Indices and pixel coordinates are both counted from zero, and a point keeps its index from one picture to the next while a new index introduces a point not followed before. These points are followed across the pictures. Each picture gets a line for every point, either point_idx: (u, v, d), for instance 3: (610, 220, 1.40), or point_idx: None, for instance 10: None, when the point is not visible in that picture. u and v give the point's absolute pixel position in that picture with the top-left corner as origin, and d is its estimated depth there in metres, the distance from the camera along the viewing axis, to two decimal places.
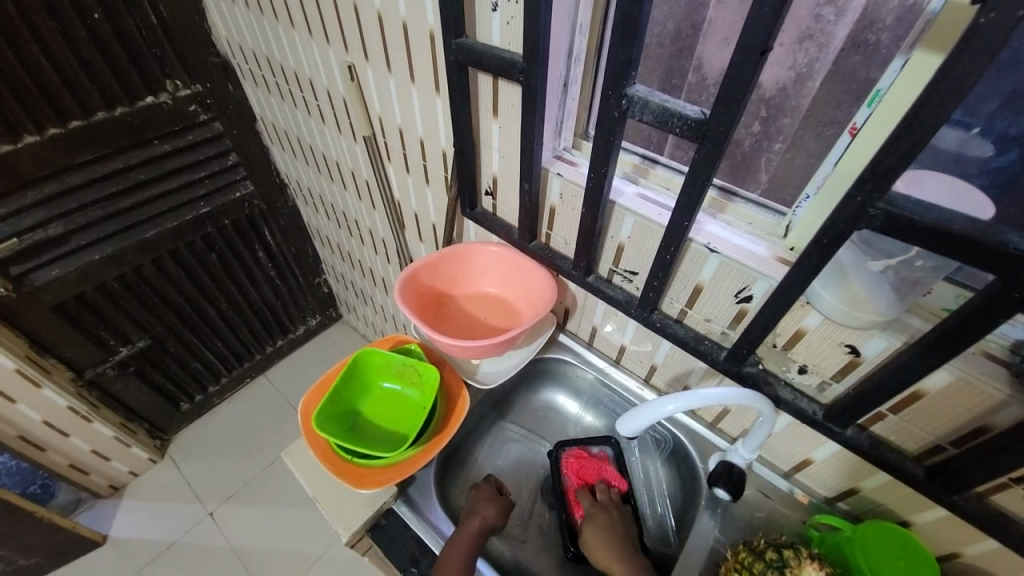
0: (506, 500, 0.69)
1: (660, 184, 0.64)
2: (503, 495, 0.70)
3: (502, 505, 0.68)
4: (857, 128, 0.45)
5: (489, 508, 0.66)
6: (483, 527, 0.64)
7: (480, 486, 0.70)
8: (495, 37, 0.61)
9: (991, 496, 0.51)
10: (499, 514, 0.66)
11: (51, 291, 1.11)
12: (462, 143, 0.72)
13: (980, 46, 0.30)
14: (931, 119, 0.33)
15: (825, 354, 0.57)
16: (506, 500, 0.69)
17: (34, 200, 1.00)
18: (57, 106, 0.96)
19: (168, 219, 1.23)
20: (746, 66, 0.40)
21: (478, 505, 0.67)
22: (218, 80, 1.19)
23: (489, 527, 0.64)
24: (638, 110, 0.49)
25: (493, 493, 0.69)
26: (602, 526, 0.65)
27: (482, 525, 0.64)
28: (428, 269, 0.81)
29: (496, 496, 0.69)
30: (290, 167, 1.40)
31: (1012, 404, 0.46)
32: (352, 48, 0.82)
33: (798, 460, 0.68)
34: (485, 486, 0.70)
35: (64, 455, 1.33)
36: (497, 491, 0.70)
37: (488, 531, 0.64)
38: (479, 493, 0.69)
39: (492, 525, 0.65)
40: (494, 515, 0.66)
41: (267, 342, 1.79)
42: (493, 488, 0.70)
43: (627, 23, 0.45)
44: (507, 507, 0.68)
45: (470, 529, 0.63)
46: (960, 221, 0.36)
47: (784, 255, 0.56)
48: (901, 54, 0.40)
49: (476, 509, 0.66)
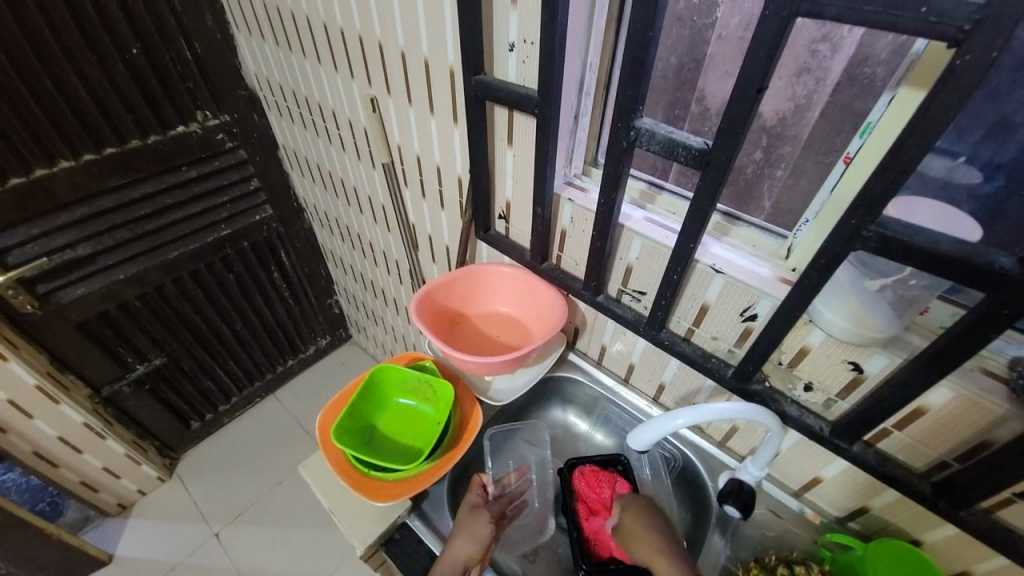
0: (479, 518, 0.65)
1: (667, 209, 0.67)
2: (479, 513, 0.66)
3: (477, 533, 0.63)
4: (850, 157, 0.49)
5: (470, 540, 0.63)
6: (456, 564, 0.61)
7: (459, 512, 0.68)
8: (511, 74, 0.66)
9: (999, 512, 0.51)
10: (473, 541, 0.63)
11: (76, 308, 1.15)
12: (477, 170, 0.76)
13: (956, 84, 0.33)
14: (915, 149, 0.36)
15: (829, 372, 0.59)
16: (480, 517, 0.66)
17: (67, 221, 1.05)
18: (94, 134, 1.02)
19: (190, 240, 1.28)
20: (744, 102, 0.43)
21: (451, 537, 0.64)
22: (244, 111, 1.26)
23: (466, 561, 0.61)
24: (645, 140, 0.53)
25: (470, 516, 0.66)
26: (648, 518, 0.65)
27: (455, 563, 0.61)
28: (442, 289, 0.84)
29: (473, 522, 0.65)
30: (308, 191, 1.45)
31: (1012, 419, 0.47)
32: (375, 82, 0.88)
33: (808, 479, 0.69)
34: (462, 510, 0.68)
35: (77, 472, 1.34)
36: (470, 512, 0.67)
37: (467, 564, 0.61)
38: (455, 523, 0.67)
39: (467, 559, 0.61)
40: (467, 544, 0.62)
41: (278, 362, 1.81)
42: (469, 509, 0.68)
43: (634, 62, 0.49)
44: (484, 523, 0.65)
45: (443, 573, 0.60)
46: (947, 243, 0.39)
47: (787, 275, 0.58)
48: (888, 90, 0.44)
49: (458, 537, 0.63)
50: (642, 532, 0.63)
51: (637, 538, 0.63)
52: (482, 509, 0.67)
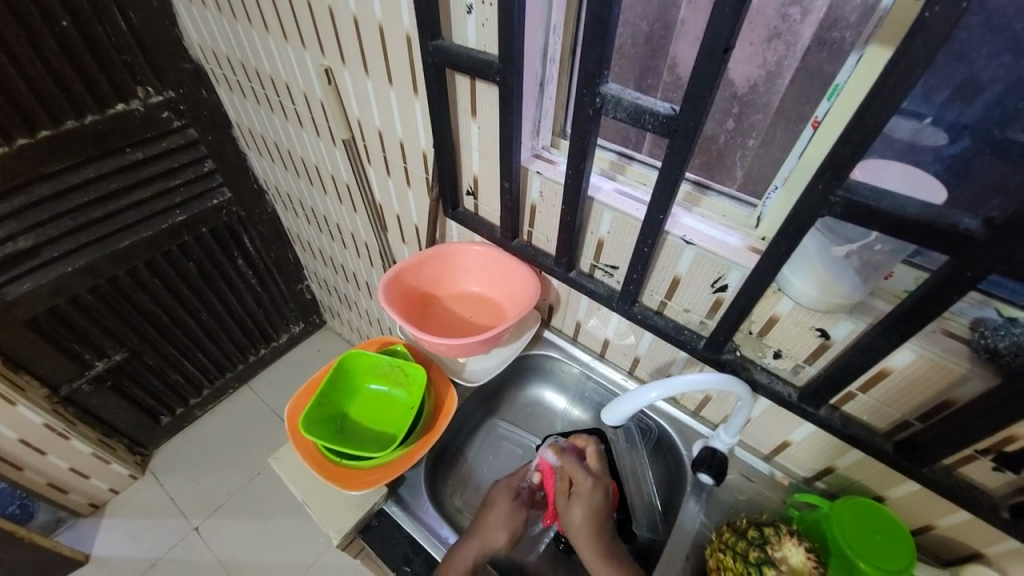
0: (516, 518, 0.65)
1: (637, 180, 0.66)
2: (518, 511, 0.66)
3: (512, 526, 0.64)
4: (818, 120, 0.47)
5: (511, 530, 0.64)
6: (482, 552, 0.61)
7: (496, 498, 0.67)
8: (471, 39, 0.62)
9: (958, 467, 0.54)
10: (504, 537, 0.63)
11: (23, 305, 1.07)
12: (442, 144, 0.73)
13: (927, 38, 0.32)
14: (883, 109, 0.35)
15: (798, 339, 0.59)
16: (517, 517, 0.65)
17: (3, 212, 0.97)
18: (24, 114, 0.93)
19: (143, 228, 1.20)
20: (711, 63, 0.41)
21: (484, 523, 0.63)
22: (191, 86, 1.17)
23: (491, 552, 0.62)
24: (611, 108, 0.51)
25: (509, 507, 0.66)
26: (596, 521, 0.62)
27: (480, 550, 0.61)
28: (411, 269, 0.81)
29: (512, 512, 0.65)
30: (267, 172, 1.38)
31: (974, 378, 0.49)
32: (329, 51, 0.82)
33: (777, 443, 0.71)
34: (500, 496, 0.67)
35: (42, 474, 1.28)
36: (512, 506, 0.66)
37: (490, 554, 0.62)
38: (490, 507, 0.65)
39: (495, 547, 0.62)
40: (498, 538, 0.62)
41: (249, 351, 1.76)
42: (511, 502, 0.66)
43: (598, 23, 0.46)
44: (515, 522, 0.65)
45: (462, 556, 0.60)
46: (912, 206, 0.39)
47: (756, 245, 0.58)
48: (856, 49, 0.43)
49: (492, 524, 0.63)
50: (587, 533, 0.61)
51: (580, 539, 0.61)
52: (520, 505, 0.66)
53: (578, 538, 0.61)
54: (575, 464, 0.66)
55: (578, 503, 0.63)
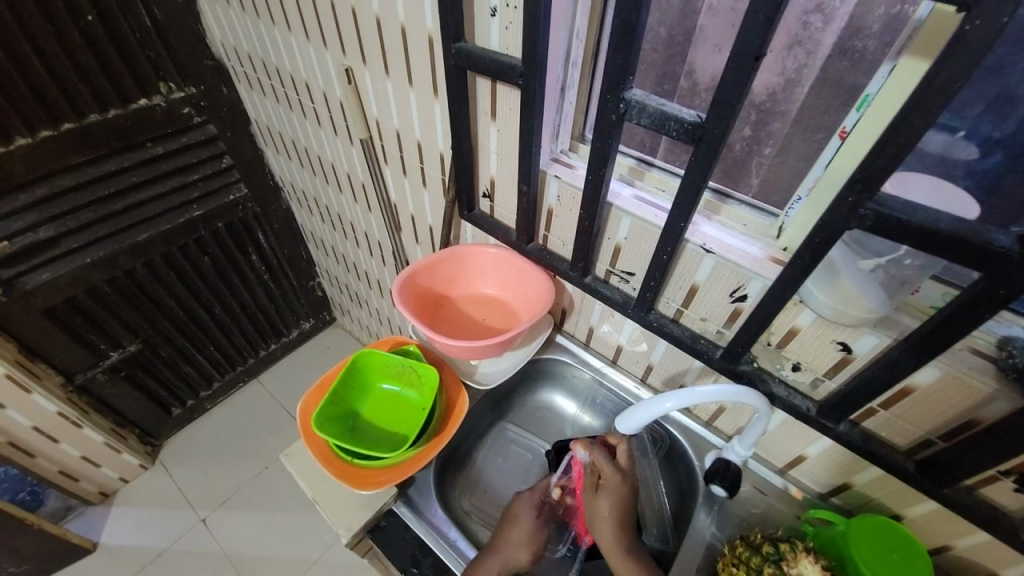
0: (539, 537, 0.65)
1: (656, 186, 0.65)
2: (541, 530, 0.65)
3: (535, 543, 0.64)
4: (846, 131, 0.47)
5: (535, 545, 0.64)
6: (506, 565, 0.61)
7: (520, 512, 0.66)
8: (494, 42, 0.62)
9: (981, 489, 0.52)
10: (528, 556, 0.63)
11: (42, 294, 1.09)
12: (460, 146, 0.73)
13: (967, 52, 0.31)
14: (918, 122, 0.35)
15: (818, 352, 0.58)
16: (540, 536, 0.65)
17: (27, 203, 0.98)
18: (50, 108, 0.95)
19: (161, 222, 1.22)
20: (740, 72, 0.41)
21: (508, 539, 0.63)
22: (212, 83, 1.18)
23: (514, 566, 0.62)
24: (635, 113, 0.50)
25: (535, 523, 0.65)
26: (620, 516, 0.62)
27: (503, 566, 0.61)
28: (425, 271, 0.81)
29: (537, 529, 0.65)
30: (284, 169, 1.39)
31: (1001, 398, 0.47)
32: (349, 51, 0.83)
33: (792, 457, 0.70)
34: (523, 510, 0.66)
35: (54, 461, 1.30)
36: (535, 523, 0.65)
37: (512, 569, 0.62)
38: (514, 521, 0.65)
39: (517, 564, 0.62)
40: (523, 558, 0.62)
41: (260, 346, 1.77)
42: (534, 518, 0.66)
43: (625, 29, 0.45)
44: (538, 537, 0.65)
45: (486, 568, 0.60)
46: (945, 221, 0.38)
47: (778, 255, 0.57)
48: (888, 60, 0.42)
49: (515, 539, 0.63)
50: (610, 526, 0.62)
51: (601, 531, 0.62)
52: (543, 522, 0.66)
53: (601, 530, 0.62)
54: (604, 460, 0.64)
55: (604, 499, 0.63)
